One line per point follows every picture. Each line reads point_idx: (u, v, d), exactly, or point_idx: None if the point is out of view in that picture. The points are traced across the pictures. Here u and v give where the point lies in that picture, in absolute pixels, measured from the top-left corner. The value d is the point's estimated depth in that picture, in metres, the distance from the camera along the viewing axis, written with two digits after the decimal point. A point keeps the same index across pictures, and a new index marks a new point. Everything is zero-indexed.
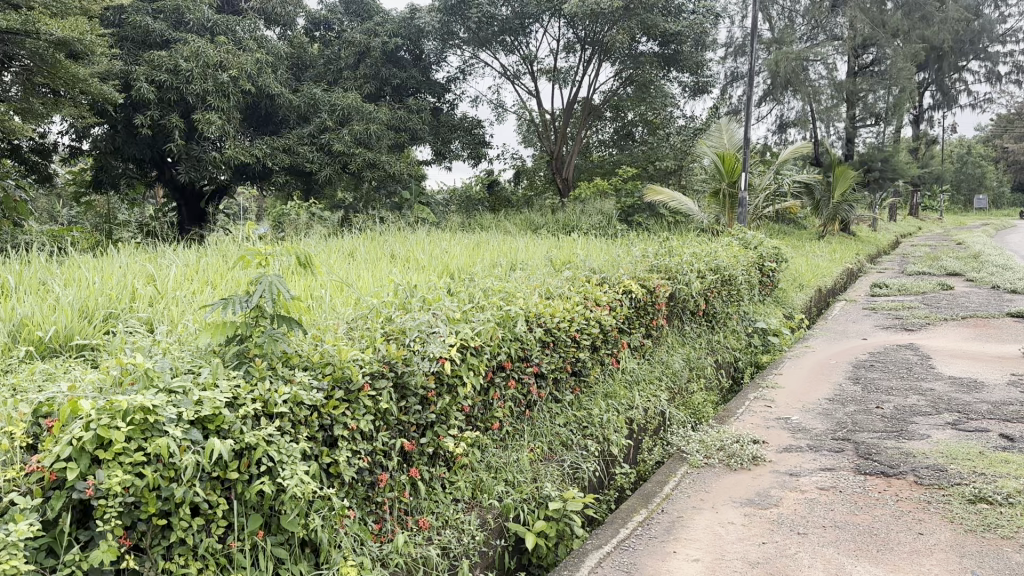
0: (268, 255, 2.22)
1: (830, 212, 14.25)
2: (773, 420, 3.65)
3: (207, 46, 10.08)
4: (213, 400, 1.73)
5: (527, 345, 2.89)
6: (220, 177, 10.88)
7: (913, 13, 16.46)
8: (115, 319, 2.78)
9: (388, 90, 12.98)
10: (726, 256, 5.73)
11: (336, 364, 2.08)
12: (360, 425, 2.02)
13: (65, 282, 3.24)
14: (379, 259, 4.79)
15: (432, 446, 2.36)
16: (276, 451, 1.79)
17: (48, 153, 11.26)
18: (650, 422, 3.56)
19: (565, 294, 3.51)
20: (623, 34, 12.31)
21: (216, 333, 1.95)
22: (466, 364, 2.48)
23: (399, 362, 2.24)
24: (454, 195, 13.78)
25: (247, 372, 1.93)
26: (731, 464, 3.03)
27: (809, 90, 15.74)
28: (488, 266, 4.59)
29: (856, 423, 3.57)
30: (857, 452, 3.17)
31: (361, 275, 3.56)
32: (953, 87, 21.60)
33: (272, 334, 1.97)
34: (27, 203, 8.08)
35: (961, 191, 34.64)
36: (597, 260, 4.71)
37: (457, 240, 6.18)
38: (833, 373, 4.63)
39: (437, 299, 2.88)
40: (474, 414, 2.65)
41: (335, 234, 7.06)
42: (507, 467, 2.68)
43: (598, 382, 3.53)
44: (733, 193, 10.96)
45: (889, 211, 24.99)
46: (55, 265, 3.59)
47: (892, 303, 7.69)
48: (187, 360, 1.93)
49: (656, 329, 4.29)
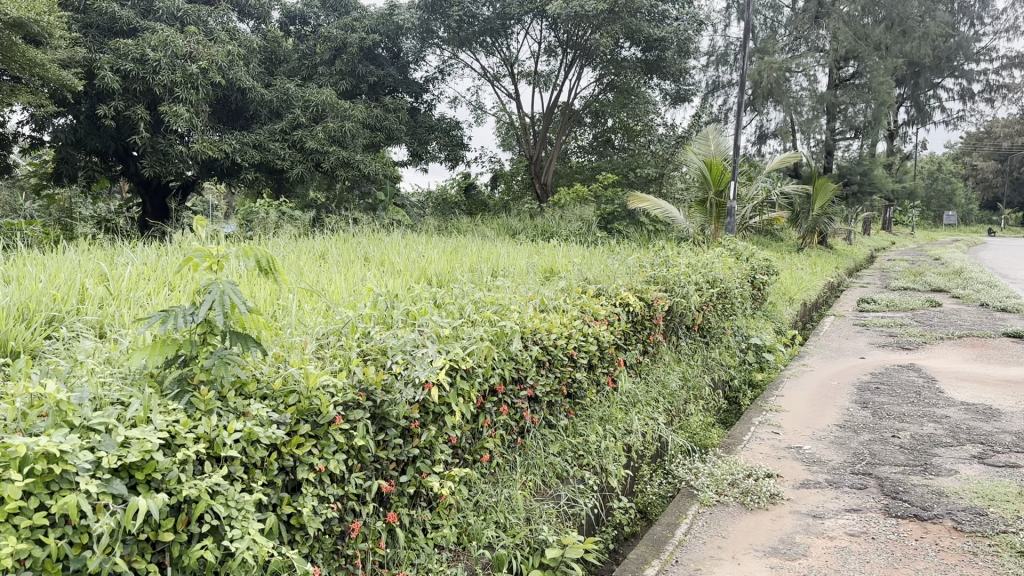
0: (222, 257, 1.80)
1: (810, 225, 14.05)
2: (784, 449, 3.34)
3: (176, 36, 9.59)
4: (144, 442, 1.34)
5: (522, 365, 2.54)
6: (187, 172, 10.40)
7: (894, 27, 16.36)
8: (60, 324, 2.40)
9: (365, 88, 12.58)
10: (721, 268, 5.41)
11: (302, 392, 1.70)
12: (329, 467, 1.65)
13: (3, 280, 2.83)
14: (351, 261, 4.42)
15: (413, 486, 2.00)
16: (223, 505, 1.43)
17: (8, 144, 10.69)
18: (649, 448, 3.25)
19: (561, 308, 3.17)
20: (607, 38, 11.98)
21: (153, 353, 1.55)
22: (455, 388, 2.13)
23: (379, 390, 1.87)
24: (429, 197, 13.39)
25: (190, 403, 1.54)
26: (747, 503, 2.71)
27: (790, 100, 15.66)
28: (468, 273, 4.25)
29: (875, 454, 3.27)
30: (883, 490, 2.86)
31: (336, 280, 3.18)
32: (927, 104, 21.59)
33: (223, 356, 1.57)
34: None
35: (931, 207, 34.82)
36: (590, 269, 4.37)
37: (432, 243, 5.81)
38: (838, 396, 4.32)
39: (422, 312, 2.51)
40: (463, 445, 2.28)
41: (306, 234, 6.67)
42: (497, 507, 2.33)
43: (595, 404, 3.18)
44: (720, 202, 10.45)
45: (863, 226, 25.00)
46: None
47: (882, 320, 7.41)
48: (114, 385, 1.52)
49: (652, 346, 3.94)
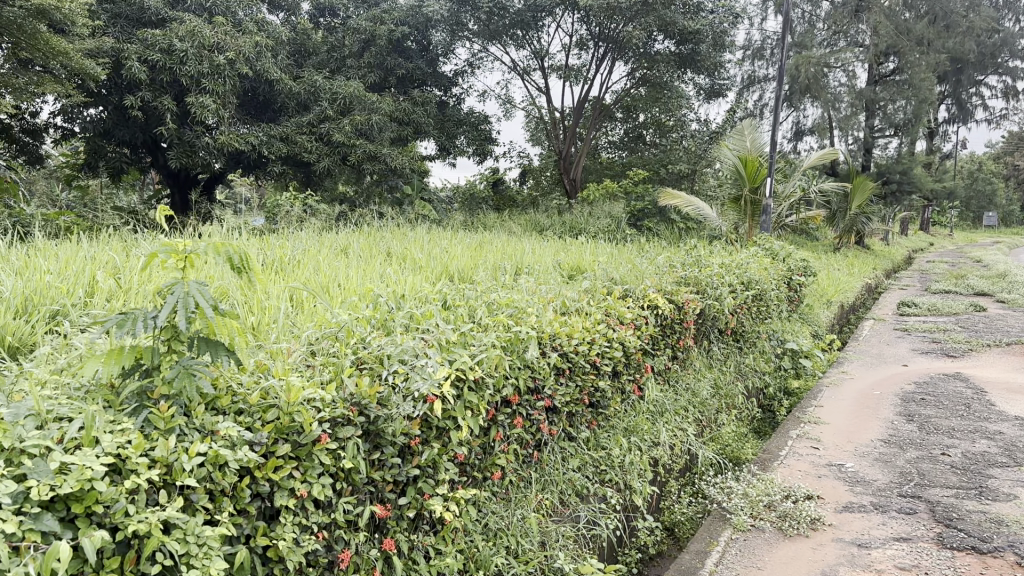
0: (192, 253, 1.57)
1: (847, 224, 13.60)
2: (825, 467, 3.09)
3: (204, 26, 9.44)
4: (83, 470, 1.13)
5: (538, 374, 2.32)
6: (215, 165, 10.29)
7: (937, 22, 15.82)
8: (62, 319, 2.23)
9: (393, 81, 12.38)
10: (757, 268, 5.14)
11: (282, 408, 1.49)
12: (312, 492, 1.45)
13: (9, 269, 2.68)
14: (372, 257, 4.23)
15: (413, 510, 1.79)
16: (181, 539, 1.23)
17: (40, 134, 10.65)
18: (676, 462, 3.04)
19: (584, 310, 2.96)
20: (639, 30, 11.68)
21: (109, 362, 1.34)
22: (462, 402, 1.92)
23: (374, 405, 1.67)
24: (457, 192, 13.21)
25: (147, 420, 1.34)
26: (785, 530, 2.46)
27: (828, 97, 15.19)
28: (491, 271, 4.03)
29: (924, 474, 3.01)
30: (935, 516, 2.61)
31: (349, 276, 2.99)
32: (969, 101, 20.98)
33: (187, 366, 1.37)
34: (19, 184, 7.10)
35: (970, 208, 33.91)
36: (618, 268, 4.13)
37: (458, 239, 5.61)
38: (881, 408, 4.05)
39: (430, 316, 2.31)
40: (470, 461, 2.07)
41: (328, 227, 6.49)
42: (509, 530, 2.12)
43: (619, 415, 2.95)
44: (755, 199, 10.12)
45: (901, 226, 24.43)
46: (6, 246, 3.02)
47: (924, 325, 7.08)
48: (61, 398, 1.32)
49: (682, 351, 3.69)
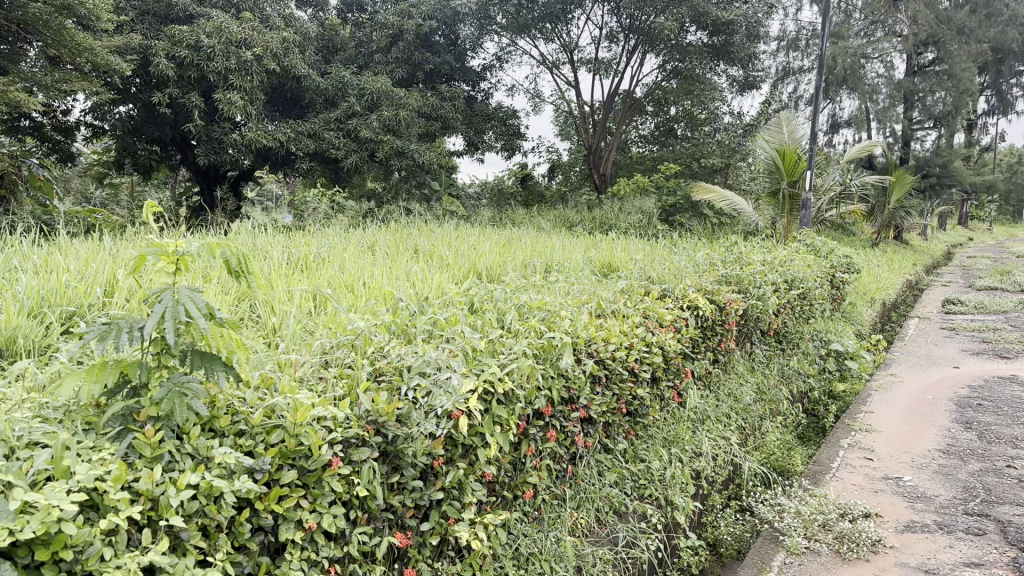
0: (183, 256, 1.41)
1: (886, 219, 13.21)
2: (881, 480, 2.87)
3: (231, 22, 9.34)
4: (46, 507, 0.97)
5: (572, 383, 2.14)
6: (242, 162, 10.21)
7: (979, 10, 15.28)
8: (75, 323, 2.09)
9: (421, 76, 12.20)
10: (801, 266, 4.90)
11: (288, 428, 1.32)
12: (322, 525, 1.28)
13: (27, 269, 2.55)
14: (397, 255, 4.05)
15: (437, 536, 1.62)
16: None
17: (71, 132, 10.60)
18: (719, 474, 2.85)
19: (621, 312, 2.77)
20: (672, 21, 11.36)
21: (89, 378, 1.19)
22: (490, 416, 1.74)
23: (392, 422, 1.50)
24: (485, 187, 13.03)
25: (132, 445, 1.18)
26: (843, 553, 2.26)
27: (866, 88, 14.77)
28: (520, 270, 3.83)
29: (990, 490, 2.78)
30: (1007, 538, 2.38)
31: (374, 275, 2.81)
32: (1010, 93, 20.37)
33: (179, 384, 1.21)
34: (52, 183, 6.97)
35: (1010, 200, 33.06)
36: (654, 267, 3.93)
37: (486, 236, 5.43)
38: (935, 415, 3.79)
39: (454, 321, 2.13)
40: (500, 479, 1.89)
41: (355, 224, 6.33)
42: (541, 554, 1.93)
43: (658, 424, 2.73)
44: (793, 193, 9.82)
45: (939, 220, 23.83)
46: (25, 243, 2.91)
47: (973, 324, 6.76)
48: (35, 423, 1.16)
49: (724, 354, 3.47)
